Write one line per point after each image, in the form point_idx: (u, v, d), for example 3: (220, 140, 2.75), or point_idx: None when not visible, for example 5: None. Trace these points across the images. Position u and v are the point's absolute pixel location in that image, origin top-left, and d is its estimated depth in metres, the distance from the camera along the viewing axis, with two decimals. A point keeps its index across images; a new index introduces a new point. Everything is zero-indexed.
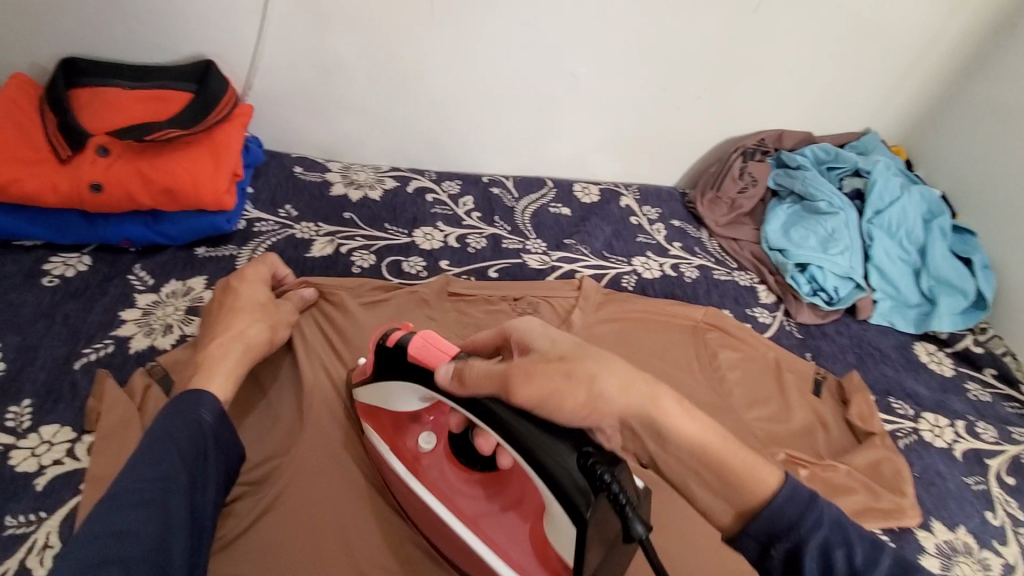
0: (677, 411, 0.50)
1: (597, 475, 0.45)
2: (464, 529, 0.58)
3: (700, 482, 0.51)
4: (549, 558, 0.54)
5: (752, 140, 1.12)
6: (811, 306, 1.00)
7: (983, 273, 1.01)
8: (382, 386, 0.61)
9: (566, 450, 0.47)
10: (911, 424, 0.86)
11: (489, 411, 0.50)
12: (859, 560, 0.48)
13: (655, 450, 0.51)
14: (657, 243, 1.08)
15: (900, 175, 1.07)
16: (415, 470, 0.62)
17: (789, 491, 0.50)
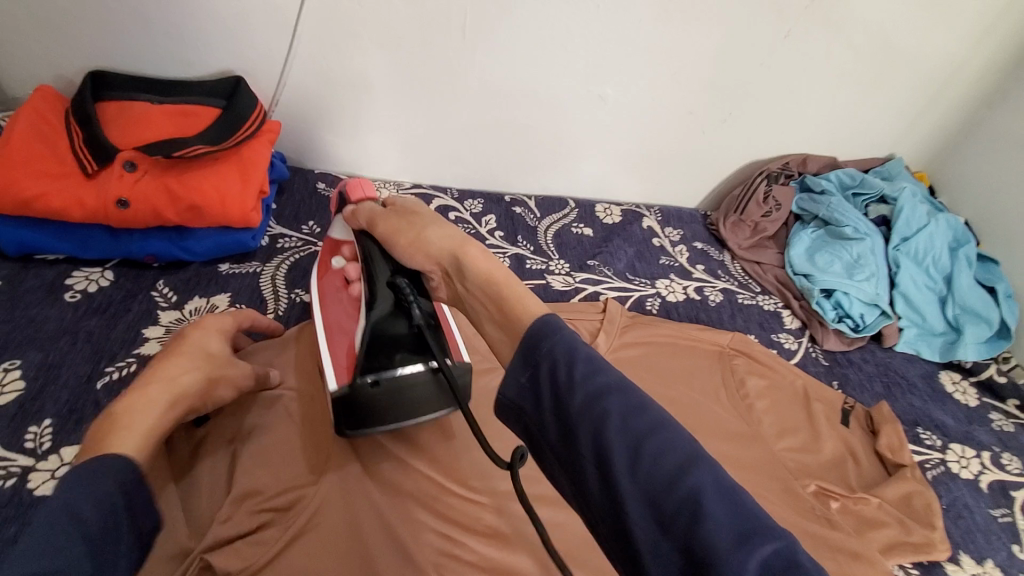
0: (503, 273, 0.51)
1: (399, 288, 0.61)
2: (321, 331, 0.68)
3: (490, 319, 0.50)
4: (351, 359, 0.63)
5: (777, 164, 1.11)
6: (837, 333, 0.99)
7: (1007, 302, 1.01)
8: (338, 219, 0.74)
9: (387, 285, 0.62)
10: (938, 455, 0.86)
11: (365, 236, 0.66)
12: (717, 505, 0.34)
13: (461, 291, 0.54)
14: (680, 265, 1.07)
15: (925, 202, 1.06)
16: (322, 277, 0.73)
17: (622, 385, 0.40)
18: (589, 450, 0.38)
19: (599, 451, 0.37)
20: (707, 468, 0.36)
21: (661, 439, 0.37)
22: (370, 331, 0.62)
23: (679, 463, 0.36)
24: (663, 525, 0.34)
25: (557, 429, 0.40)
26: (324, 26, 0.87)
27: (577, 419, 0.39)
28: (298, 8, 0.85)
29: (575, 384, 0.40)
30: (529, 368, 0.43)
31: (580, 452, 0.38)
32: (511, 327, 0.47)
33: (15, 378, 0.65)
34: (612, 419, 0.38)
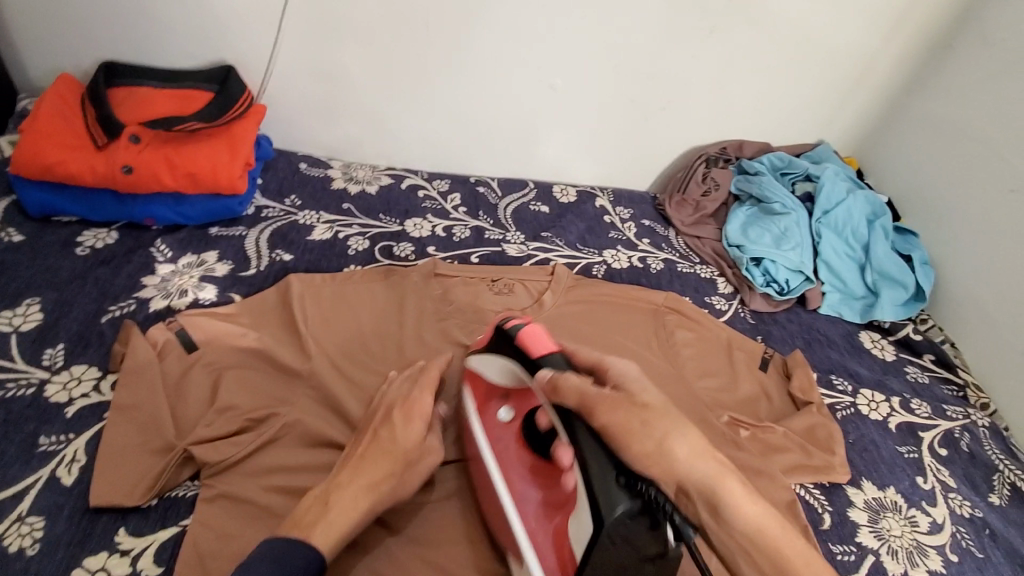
0: (697, 433, 0.57)
1: (644, 493, 0.52)
2: (519, 532, 0.62)
3: (747, 558, 0.57)
4: (565, 561, 0.57)
5: (715, 149, 1.25)
6: (764, 295, 1.10)
7: (922, 268, 1.11)
8: (482, 358, 0.71)
9: (621, 501, 0.51)
10: (849, 398, 0.95)
11: (569, 417, 0.57)
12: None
13: (713, 532, 0.57)
14: (628, 238, 1.18)
15: (847, 181, 1.19)
16: (490, 435, 0.69)
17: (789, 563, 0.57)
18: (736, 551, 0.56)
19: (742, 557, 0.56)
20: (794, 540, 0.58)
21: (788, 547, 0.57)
22: (597, 553, 0.52)
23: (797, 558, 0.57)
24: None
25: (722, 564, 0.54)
26: (304, 22, 1.01)
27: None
28: (281, 7, 0.99)
29: (777, 548, 0.56)
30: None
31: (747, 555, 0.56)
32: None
33: (34, 312, 0.77)
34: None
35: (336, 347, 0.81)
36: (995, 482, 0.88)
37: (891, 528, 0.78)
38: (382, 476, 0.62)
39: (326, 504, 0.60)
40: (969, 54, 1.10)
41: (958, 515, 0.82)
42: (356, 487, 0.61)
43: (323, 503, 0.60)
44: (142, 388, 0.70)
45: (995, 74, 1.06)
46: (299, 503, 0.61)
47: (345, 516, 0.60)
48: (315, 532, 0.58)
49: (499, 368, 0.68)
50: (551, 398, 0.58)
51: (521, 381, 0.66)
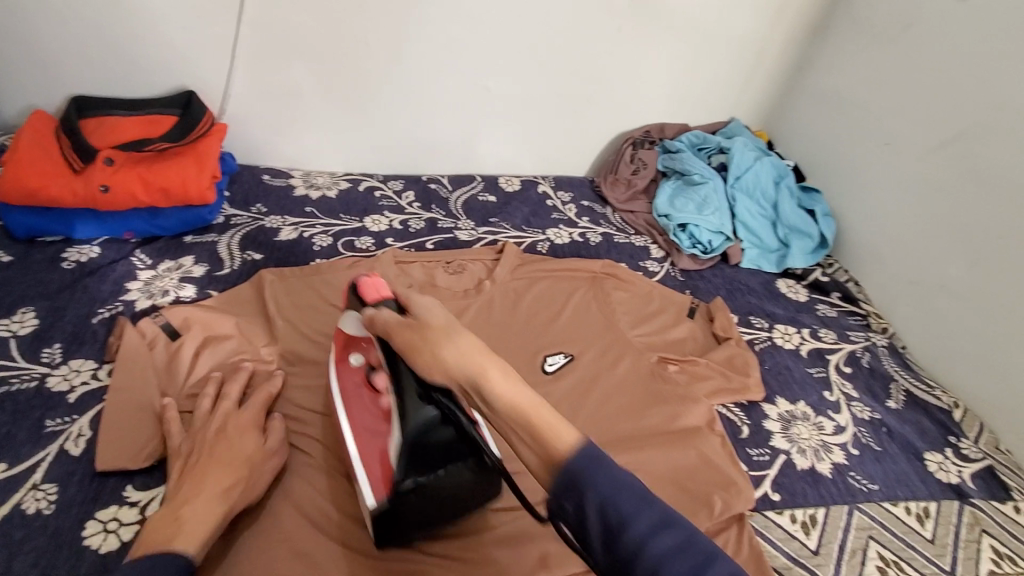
0: (532, 403, 0.52)
1: (438, 401, 0.61)
2: (351, 444, 0.71)
3: (523, 442, 0.50)
4: (385, 470, 0.66)
5: (639, 132, 1.40)
6: (691, 256, 1.24)
7: (824, 219, 1.26)
8: (345, 316, 0.75)
9: (423, 407, 0.62)
10: (766, 333, 1.09)
11: (390, 350, 0.66)
12: (670, 553, 0.44)
13: (488, 414, 0.54)
14: (568, 218, 1.32)
15: (755, 150, 1.35)
16: (343, 387, 0.76)
17: (614, 474, 0.47)
18: (603, 531, 0.46)
19: (614, 537, 0.45)
20: (684, 532, 0.45)
21: (652, 508, 0.46)
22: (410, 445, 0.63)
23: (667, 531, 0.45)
24: None
25: (572, 513, 0.47)
26: (256, 48, 1.12)
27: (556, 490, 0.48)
28: (235, 36, 1.10)
29: (583, 471, 0.47)
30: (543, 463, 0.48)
31: (594, 535, 0.46)
32: (545, 450, 0.49)
33: (30, 318, 0.86)
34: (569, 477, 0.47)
35: (307, 326, 0.92)
36: (892, 390, 1.02)
37: (801, 432, 0.92)
38: (230, 482, 0.65)
39: (179, 519, 0.60)
40: (842, 30, 1.27)
41: (859, 418, 0.96)
42: (204, 494, 0.63)
43: (175, 520, 0.60)
44: (137, 373, 0.80)
45: (866, 46, 1.22)
46: (149, 525, 0.60)
47: (201, 518, 0.61)
48: (176, 540, 0.58)
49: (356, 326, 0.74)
50: (373, 330, 0.67)
51: (361, 329, 0.74)
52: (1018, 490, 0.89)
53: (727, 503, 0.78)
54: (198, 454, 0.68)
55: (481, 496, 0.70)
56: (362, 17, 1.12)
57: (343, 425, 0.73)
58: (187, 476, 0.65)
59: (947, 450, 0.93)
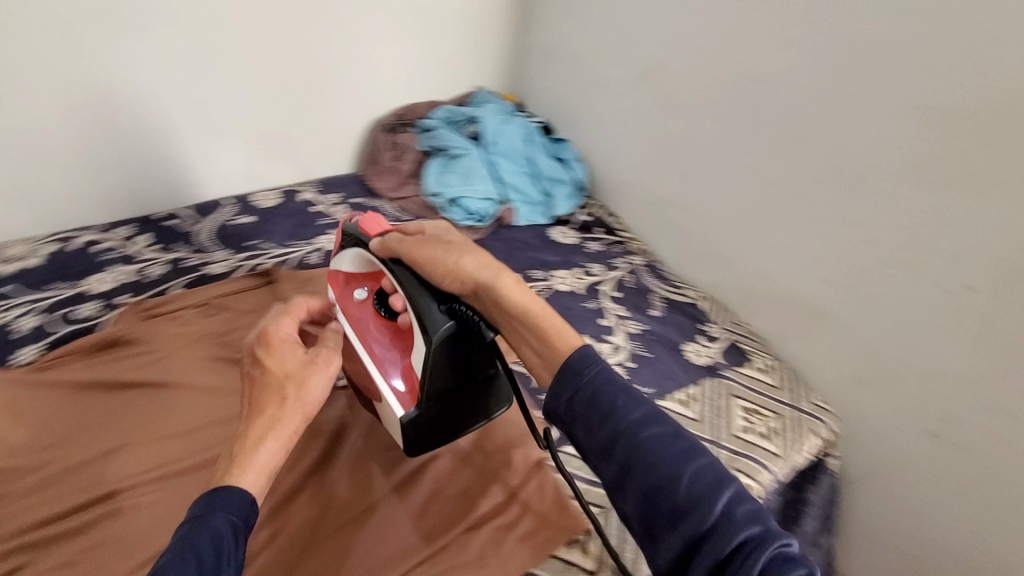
0: (537, 306, 0.68)
1: (460, 312, 0.69)
2: (371, 367, 0.74)
3: (528, 346, 0.67)
4: (411, 383, 0.71)
5: (393, 118, 1.39)
6: (467, 227, 1.28)
7: (574, 164, 1.38)
8: (342, 257, 0.80)
9: (432, 305, 0.69)
10: (545, 282, 1.17)
11: (400, 266, 0.72)
12: (657, 438, 0.56)
13: (501, 322, 0.69)
14: (338, 220, 1.26)
15: (503, 114, 1.42)
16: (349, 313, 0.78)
17: (607, 373, 0.60)
18: (608, 407, 0.58)
19: (613, 413, 0.57)
20: (672, 427, 0.57)
21: (644, 403, 0.58)
22: (448, 349, 0.69)
23: (656, 423, 0.57)
24: (649, 458, 0.55)
25: (567, 401, 0.60)
26: None
27: (586, 410, 0.59)
28: None
29: (587, 367, 0.60)
30: (573, 387, 0.59)
31: (603, 413, 0.58)
32: (555, 350, 0.64)
33: None
34: (595, 410, 0.58)
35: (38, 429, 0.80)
36: (652, 300, 1.17)
37: None
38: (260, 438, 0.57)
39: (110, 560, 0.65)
40: None
41: (631, 334, 1.08)
42: None
43: None
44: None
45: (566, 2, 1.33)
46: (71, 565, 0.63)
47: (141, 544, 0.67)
48: None
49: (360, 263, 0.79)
50: (381, 254, 0.73)
51: (372, 263, 0.78)
52: (751, 351, 1.08)
53: (525, 455, 0.80)
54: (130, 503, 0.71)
55: (491, 405, 0.76)
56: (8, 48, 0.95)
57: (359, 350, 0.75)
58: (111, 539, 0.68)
59: (699, 337, 1.09)
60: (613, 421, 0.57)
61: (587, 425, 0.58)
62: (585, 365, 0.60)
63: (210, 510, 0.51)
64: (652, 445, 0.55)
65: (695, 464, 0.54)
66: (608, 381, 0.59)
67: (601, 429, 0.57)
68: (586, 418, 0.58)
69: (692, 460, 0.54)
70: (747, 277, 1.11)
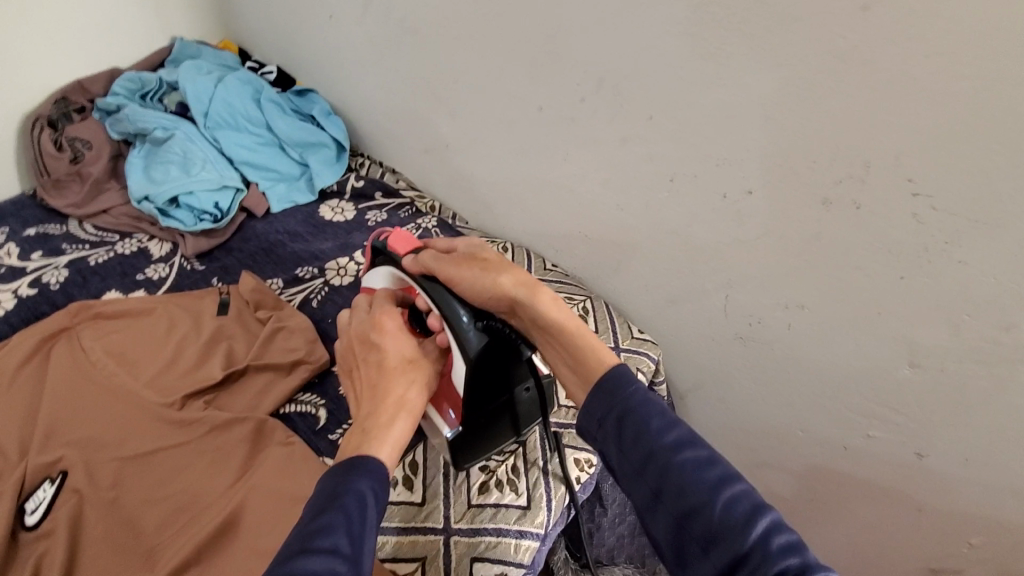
0: (578, 323, 0.57)
1: (493, 327, 0.58)
2: None
3: (566, 365, 0.57)
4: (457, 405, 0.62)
5: (51, 105, 1.03)
6: (200, 233, 0.98)
7: (327, 119, 1.11)
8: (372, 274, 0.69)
9: (461, 321, 0.58)
10: (319, 279, 0.94)
11: (430, 276, 0.60)
12: (693, 464, 0.45)
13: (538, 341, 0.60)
14: (6, 267, 0.91)
15: (214, 72, 1.10)
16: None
17: (646, 393, 0.49)
18: (638, 430, 0.47)
19: (643, 434, 0.47)
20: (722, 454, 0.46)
21: (682, 425, 0.47)
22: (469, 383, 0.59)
23: (694, 446, 0.46)
24: (685, 490, 0.44)
25: (596, 419, 0.50)
26: None
27: (608, 424, 0.49)
28: None
29: (619, 384, 0.50)
30: (605, 402, 0.50)
31: (626, 438, 0.48)
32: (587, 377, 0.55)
33: None
34: (629, 424, 0.48)
35: None
36: None
37: None
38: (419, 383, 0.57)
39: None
40: None
41: None
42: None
43: None
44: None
45: None
46: None
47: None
48: None
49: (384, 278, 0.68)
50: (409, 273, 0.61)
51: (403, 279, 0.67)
52: (566, 298, 0.97)
53: None
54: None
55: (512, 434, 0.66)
56: None
57: None
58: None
59: None
60: (640, 437, 0.47)
61: (617, 442, 0.48)
62: (621, 383, 0.50)
63: (348, 470, 0.46)
64: (686, 479, 0.44)
65: (747, 497, 0.43)
66: (644, 394, 0.49)
67: (633, 446, 0.47)
68: (616, 431, 0.48)
69: (737, 490, 0.43)
70: (542, 214, 0.99)
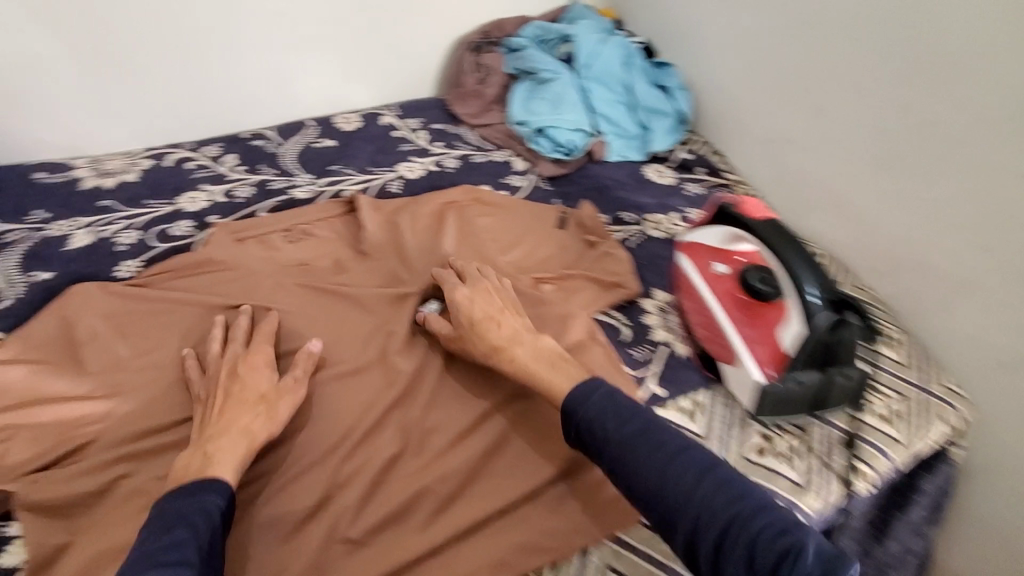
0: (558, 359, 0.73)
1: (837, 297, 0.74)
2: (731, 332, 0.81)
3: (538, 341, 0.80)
4: (776, 354, 0.77)
5: (478, 36, 1.27)
6: (553, 161, 1.18)
7: (679, 93, 1.22)
8: (709, 231, 0.88)
9: (812, 284, 0.74)
10: (638, 226, 1.07)
11: (788, 241, 0.77)
12: (643, 447, 0.61)
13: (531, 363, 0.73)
14: (420, 146, 1.19)
15: (600, 32, 1.25)
16: (709, 285, 0.87)
17: (608, 394, 0.66)
18: (598, 426, 0.64)
19: (600, 434, 0.64)
20: (663, 426, 0.64)
21: (639, 415, 0.64)
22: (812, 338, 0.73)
23: (647, 427, 0.63)
24: (649, 474, 0.60)
25: (574, 430, 0.66)
26: None
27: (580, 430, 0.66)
28: None
29: (578, 394, 0.67)
30: (574, 412, 0.66)
31: (598, 438, 0.64)
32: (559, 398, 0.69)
33: None
34: (597, 429, 0.64)
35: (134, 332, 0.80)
36: None
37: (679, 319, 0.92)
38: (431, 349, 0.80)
39: (207, 454, 0.63)
40: None
41: None
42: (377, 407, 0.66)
43: (200, 455, 0.63)
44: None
45: None
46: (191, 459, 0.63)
47: (226, 453, 0.63)
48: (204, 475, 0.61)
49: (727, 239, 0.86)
50: (766, 233, 0.79)
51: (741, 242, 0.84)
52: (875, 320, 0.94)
53: None
54: (217, 399, 0.69)
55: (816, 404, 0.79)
56: None
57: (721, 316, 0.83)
58: (208, 426, 0.66)
59: None
60: (608, 440, 0.63)
61: (608, 455, 0.63)
62: (587, 394, 0.67)
63: (194, 494, 0.59)
64: (644, 465, 0.61)
65: (691, 459, 0.60)
66: (604, 399, 0.66)
67: (615, 450, 0.62)
68: (586, 434, 0.65)
69: (682, 455, 0.61)
70: (878, 233, 0.96)
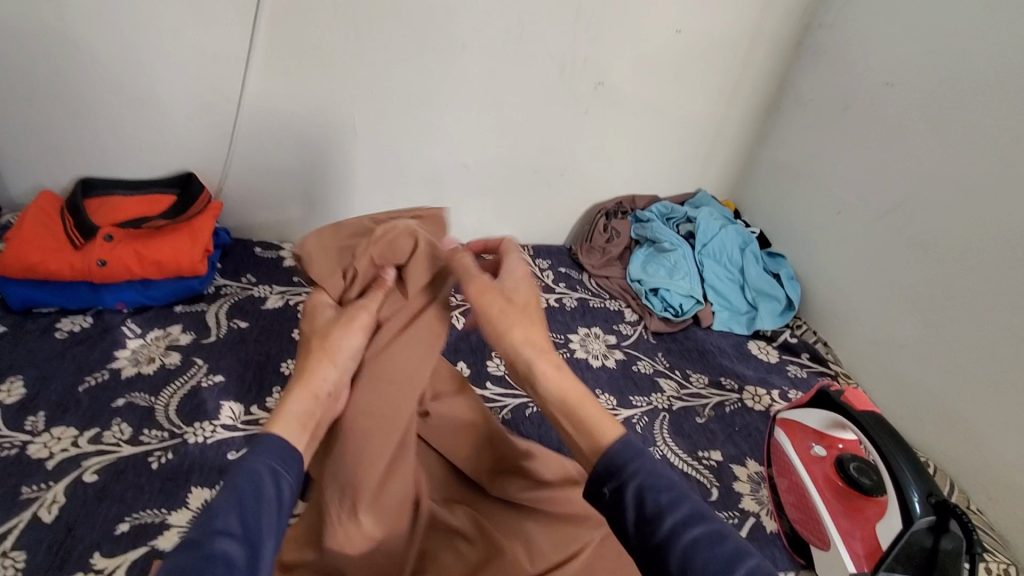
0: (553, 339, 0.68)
1: (946, 511, 0.71)
2: (826, 518, 0.81)
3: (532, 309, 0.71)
4: (873, 552, 0.75)
5: (612, 204, 1.49)
6: (662, 319, 1.29)
7: (789, 282, 1.32)
8: (805, 411, 0.92)
9: (908, 483, 0.74)
10: (737, 395, 1.11)
11: (886, 435, 0.79)
12: (679, 514, 0.49)
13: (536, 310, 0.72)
14: (545, 284, 1.37)
15: (721, 219, 1.43)
16: (810, 467, 0.87)
17: (631, 442, 0.56)
18: (614, 488, 0.53)
19: (625, 496, 0.52)
20: (680, 488, 0.52)
21: (661, 478, 0.53)
22: (910, 538, 0.71)
23: (667, 494, 0.51)
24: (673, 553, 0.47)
25: (591, 477, 0.55)
26: (251, 134, 1.21)
27: (617, 499, 0.53)
28: (234, 122, 1.19)
29: (610, 440, 0.56)
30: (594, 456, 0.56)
31: (610, 495, 0.53)
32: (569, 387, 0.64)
33: (19, 387, 0.88)
34: (613, 469, 0.54)
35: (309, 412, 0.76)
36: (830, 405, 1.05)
37: None
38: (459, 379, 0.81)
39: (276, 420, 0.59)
40: (792, 111, 1.39)
41: None
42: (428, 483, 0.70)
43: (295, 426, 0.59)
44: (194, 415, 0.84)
45: (813, 126, 1.33)
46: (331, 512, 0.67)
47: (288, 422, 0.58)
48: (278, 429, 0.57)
49: (829, 426, 0.87)
50: (862, 421, 0.82)
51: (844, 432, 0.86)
52: (987, 548, 0.91)
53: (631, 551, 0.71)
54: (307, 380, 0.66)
55: None
56: (347, 109, 1.22)
57: (816, 498, 0.83)
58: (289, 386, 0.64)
59: None
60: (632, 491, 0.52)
61: (621, 520, 0.52)
62: (610, 439, 0.56)
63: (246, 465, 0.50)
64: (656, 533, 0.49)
65: (723, 536, 0.48)
66: (623, 448, 0.55)
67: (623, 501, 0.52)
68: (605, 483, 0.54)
69: (707, 527, 0.49)
70: (982, 452, 0.98)
